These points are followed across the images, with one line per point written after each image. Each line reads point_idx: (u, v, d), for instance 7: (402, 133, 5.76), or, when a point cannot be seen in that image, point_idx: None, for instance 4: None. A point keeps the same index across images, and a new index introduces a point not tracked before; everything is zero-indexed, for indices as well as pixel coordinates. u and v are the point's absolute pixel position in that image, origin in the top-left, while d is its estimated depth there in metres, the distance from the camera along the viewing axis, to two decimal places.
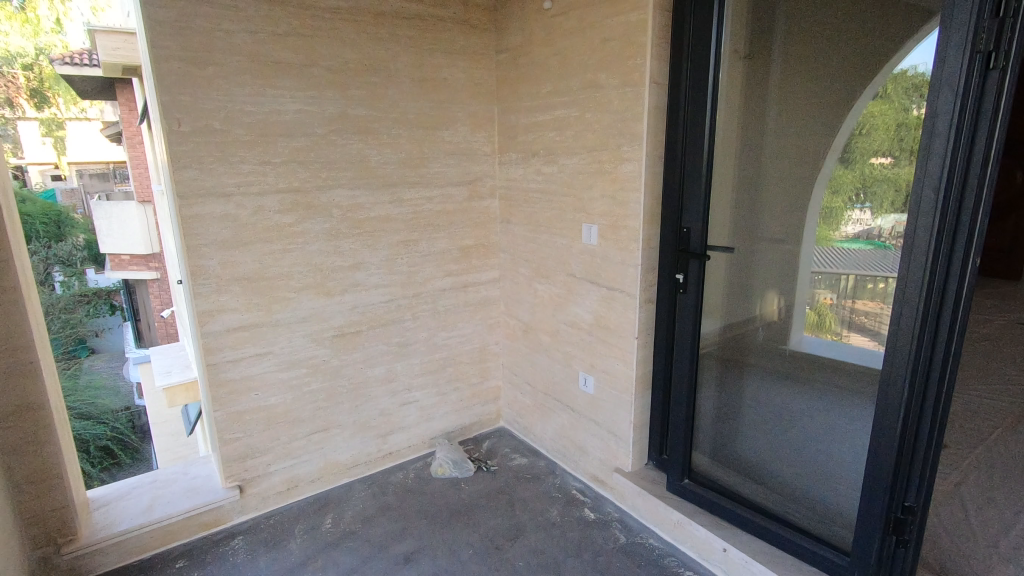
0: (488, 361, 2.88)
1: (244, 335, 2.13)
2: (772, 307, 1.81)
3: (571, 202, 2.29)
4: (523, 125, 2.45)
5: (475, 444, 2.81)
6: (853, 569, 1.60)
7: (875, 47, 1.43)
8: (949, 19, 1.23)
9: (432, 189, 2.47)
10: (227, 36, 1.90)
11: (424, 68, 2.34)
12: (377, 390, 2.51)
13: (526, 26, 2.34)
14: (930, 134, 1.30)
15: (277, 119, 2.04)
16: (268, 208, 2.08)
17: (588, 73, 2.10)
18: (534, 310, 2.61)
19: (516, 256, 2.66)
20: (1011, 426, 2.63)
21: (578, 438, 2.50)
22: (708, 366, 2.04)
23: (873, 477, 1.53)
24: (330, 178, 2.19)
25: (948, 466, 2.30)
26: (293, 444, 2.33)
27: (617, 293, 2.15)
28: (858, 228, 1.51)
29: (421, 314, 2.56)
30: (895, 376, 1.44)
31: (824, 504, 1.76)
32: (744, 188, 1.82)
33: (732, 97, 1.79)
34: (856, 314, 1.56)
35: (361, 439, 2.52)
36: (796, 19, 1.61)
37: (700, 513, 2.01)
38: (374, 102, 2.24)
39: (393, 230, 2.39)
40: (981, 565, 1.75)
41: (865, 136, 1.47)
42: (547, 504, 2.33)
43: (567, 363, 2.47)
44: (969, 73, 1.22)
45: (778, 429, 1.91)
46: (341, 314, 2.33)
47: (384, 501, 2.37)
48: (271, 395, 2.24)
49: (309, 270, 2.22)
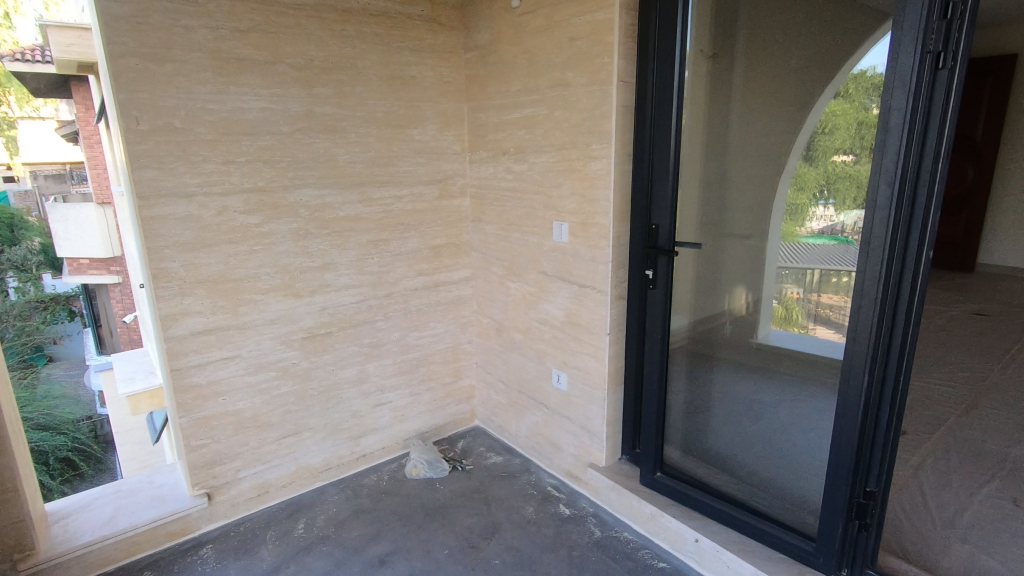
0: (461, 361, 2.87)
1: (209, 339, 2.07)
2: (740, 302, 1.85)
3: (541, 201, 2.29)
4: (493, 124, 2.45)
5: (449, 444, 2.80)
6: (819, 554, 1.65)
7: (835, 47, 1.47)
8: (900, 21, 1.27)
9: (402, 188, 2.45)
10: (186, 33, 1.84)
11: (392, 66, 2.32)
12: (348, 392, 2.48)
13: (494, 24, 2.34)
14: (884, 132, 1.34)
15: (240, 117, 1.99)
16: (233, 208, 2.03)
17: (556, 71, 2.11)
18: (506, 308, 2.62)
19: (487, 255, 2.65)
20: (965, 412, 2.74)
21: (552, 435, 2.51)
22: (678, 361, 2.07)
23: (836, 465, 1.57)
24: (297, 177, 2.15)
25: (907, 452, 2.39)
26: (263, 449, 2.29)
27: (588, 289, 2.16)
28: (822, 223, 1.55)
29: (392, 314, 2.54)
30: (855, 367, 1.49)
31: (791, 493, 1.81)
32: (711, 185, 1.86)
33: (699, 95, 1.82)
34: (821, 307, 1.60)
35: (333, 442, 2.48)
36: (758, 20, 1.65)
37: (673, 505, 2.04)
38: (341, 100, 2.21)
39: (363, 229, 2.36)
40: (938, 545, 1.83)
41: (826, 135, 1.51)
42: (522, 501, 2.34)
43: (540, 360, 2.48)
44: (920, 73, 1.27)
45: (745, 421, 1.96)
46: (311, 316, 2.30)
47: (358, 503, 2.35)
48: (239, 400, 2.19)
49: (277, 271, 2.17)
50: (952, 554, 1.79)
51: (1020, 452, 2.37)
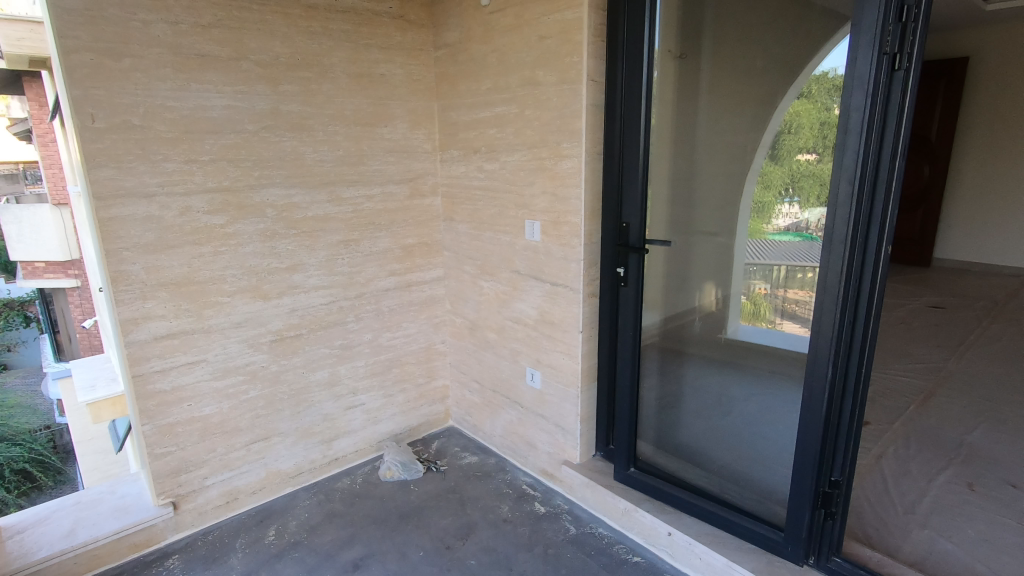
0: (435, 361, 2.85)
1: (173, 344, 2.01)
2: (710, 298, 1.88)
3: (513, 199, 2.29)
4: (464, 122, 2.44)
5: (424, 445, 2.78)
6: (787, 543, 1.69)
7: (798, 48, 1.50)
8: (858, 23, 1.31)
9: (373, 188, 2.42)
10: (144, 27, 1.78)
11: (360, 63, 2.28)
12: (320, 395, 2.44)
13: (463, 22, 2.32)
14: (845, 131, 1.38)
15: (203, 115, 1.94)
16: (196, 208, 1.98)
17: (526, 70, 2.11)
18: (479, 308, 2.61)
19: (460, 254, 2.64)
20: (924, 401, 2.85)
21: (526, 434, 2.51)
22: (650, 357, 2.10)
23: (802, 456, 1.61)
24: (263, 177, 2.10)
25: (869, 440, 2.47)
26: (231, 455, 2.23)
27: (560, 288, 2.17)
28: (788, 220, 1.59)
29: (364, 315, 2.51)
30: (820, 360, 1.53)
31: (760, 484, 1.84)
32: (680, 183, 1.88)
33: (667, 94, 1.84)
34: (788, 302, 1.63)
35: (304, 446, 2.44)
36: (723, 21, 1.68)
37: (646, 500, 2.06)
38: (308, 98, 2.17)
39: (332, 229, 2.32)
40: (900, 530, 1.89)
41: (791, 134, 1.54)
42: (498, 500, 2.34)
43: (514, 359, 2.48)
44: (877, 73, 1.31)
45: (715, 416, 1.99)
46: (279, 318, 2.25)
47: (331, 508, 2.31)
48: (205, 405, 2.13)
49: (243, 273, 2.12)
50: (912, 538, 1.86)
51: (974, 438, 2.48)
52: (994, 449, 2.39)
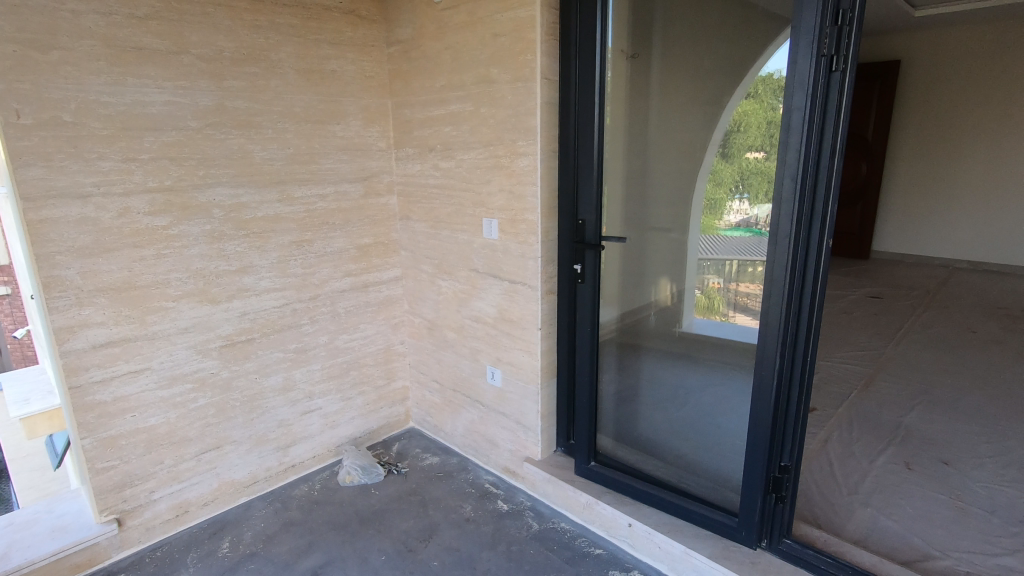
0: (394, 362, 2.80)
1: (114, 352, 1.91)
2: (665, 293, 1.92)
3: (469, 197, 2.28)
4: (418, 120, 2.41)
5: (384, 448, 2.74)
6: (741, 528, 1.75)
7: (743, 49, 1.55)
8: (797, 26, 1.37)
9: (326, 187, 2.36)
10: (74, 17, 1.68)
11: (309, 59, 2.22)
12: (274, 400, 2.36)
13: (416, 19, 2.30)
14: (787, 129, 1.44)
15: (141, 111, 1.84)
16: (136, 208, 1.88)
17: (480, 68, 2.10)
18: (437, 307, 2.59)
19: (417, 253, 2.61)
20: (864, 387, 3.00)
21: (487, 432, 2.51)
22: (608, 352, 2.13)
23: (754, 444, 1.67)
24: (209, 176, 2.02)
25: (816, 425, 2.58)
26: (180, 466, 2.14)
27: (518, 285, 2.18)
28: (738, 217, 1.63)
29: (319, 317, 2.44)
30: (768, 350, 1.58)
31: (714, 473, 1.90)
32: (634, 180, 1.92)
33: (619, 93, 1.88)
34: (740, 295, 1.67)
35: (259, 454, 2.36)
36: (671, 23, 1.73)
37: (607, 493, 2.09)
38: (255, 94, 2.10)
39: (283, 229, 2.26)
40: (845, 510, 1.99)
41: (740, 133, 1.58)
42: (460, 500, 2.33)
43: (474, 358, 2.47)
44: (817, 74, 1.37)
45: (672, 407, 2.03)
46: (229, 323, 2.17)
47: (288, 517, 2.25)
48: (151, 416, 2.04)
49: (189, 276, 2.03)
50: (856, 517, 1.95)
51: (910, 420, 2.63)
52: (928, 429, 2.54)
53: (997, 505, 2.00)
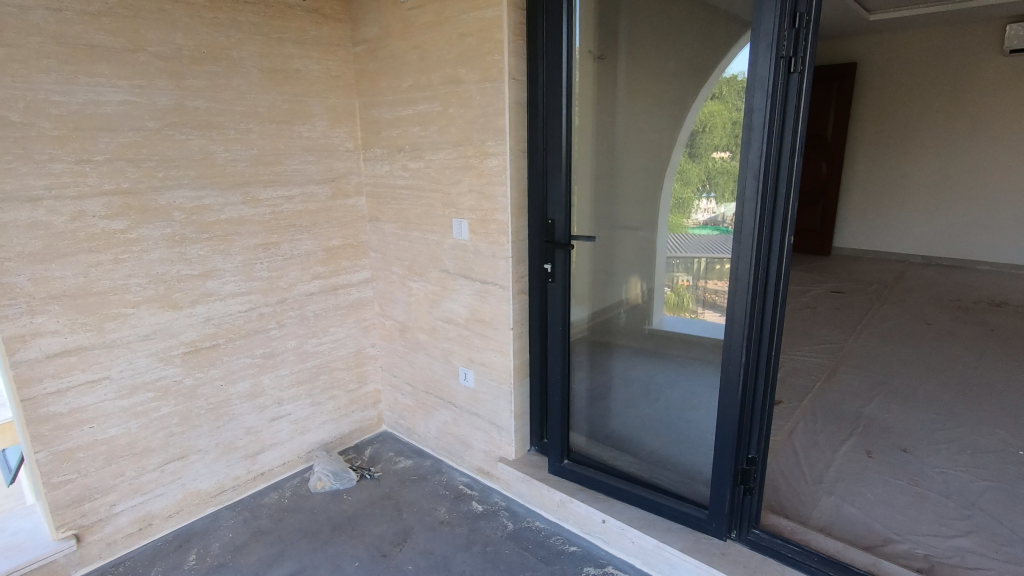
0: (365, 365, 2.77)
1: (69, 361, 1.84)
2: (635, 291, 1.95)
3: (439, 198, 2.27)
4: (386, 120, 2.38)
5: (356, 453, 2.70)
6: (711, 520, 1.78)
7: (705, 51, 1.58)
8: (757, 29, 1.41)
9: (292, 188, 2.31)
10: (21, 13, 1.61)
11: (272, 58, 2.18)
12: (241, 407, 2.31)
13: (382, 18, 2.27)
14: (749, 129, 1.47)
15: (96, 110, 1.78)
16: (92, 212, 1.81)
17: (448, 68, 2.09)
18: (409, 309, 2.56)
19: (387, 255, 2.58)
20: (827, 379, 3.09)
21: (461, 434, 2.50)
22: (580, 351, 2.15)
23: (723, 437, 1.70)
24: (168, 177, 1.96)
25: (782, 417, 2.65)
26: (142, 478, 2.07)
27: (490, 286, 2.18)
28: (706, 216, 1.65)
29: (287, 321, 2.40)
30: (734, 345, 1.62)
31: (685, 467, 1.93)
32: (602, 180, 1.95)
33: (587, 94, 1.90)
34: (709, 292, 1.69)
35: (226, 463, 2.30)
36: (637, 25, 1.76)
37: (581, 490, 2.11)
38: (216, 93, 2.04)
39: (248, 232, 2.21)
40: (810, 498, 2.05)
41: (706, 133, 1.61)
42: (435, 502, 2.31)
43: (446, 359, 2.46)
44: (776, 76, 1.41)
45: (644, 403, 2.06)
46: (193, 328, 2.11)
47: (257, 526, 2.20)
48: (111, 427, 1.96)
49: (149, 281, 1.97)
50: (821, 505, 2.01)
51: (871, 410, 2.72)
52: (888, 419, 2.64)
53: (951, 489, 2.09)
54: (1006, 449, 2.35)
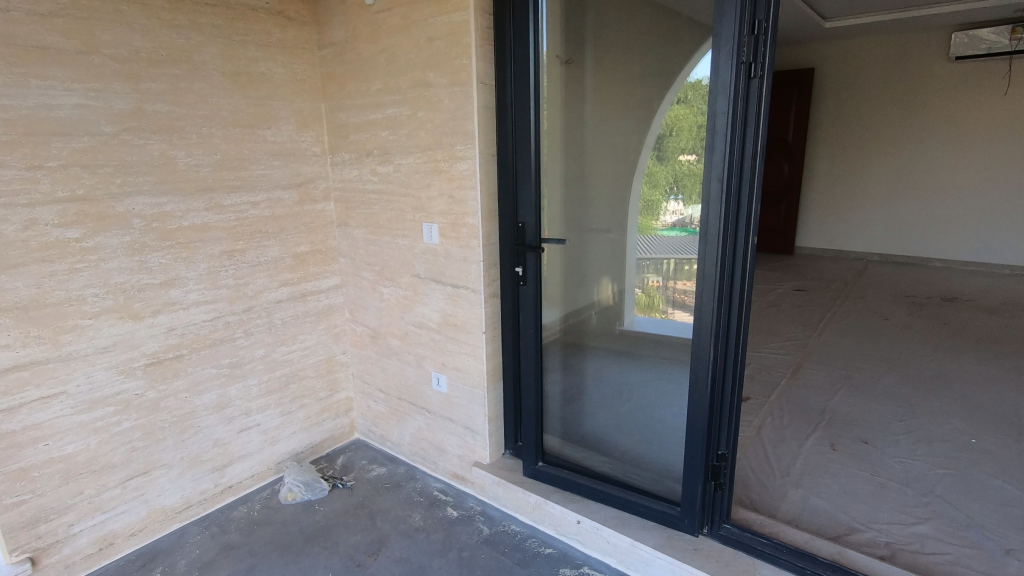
0: (336, 373, 2.72)
1: (22, 376, 1.76)
2: (607, 292, 2.00)
3: (409, 203, 2.25)
4: (354, 124, 2.36)
5: (328, 462, 2.65)
6: (684, 517, 1.81)
7: (669, 57, 1.63)
8: (718, 35, 1.44)
9: (258, 194, 2.27)
10: None
11: (236, 61, 2.13)
12: (208, 419, 2.24)
13: (348, 21, 2.25)
14: (712, 132, 1.51)
15: (48, 115, 1.71)
16: (45, 220, 1.74)
17: (416, 71, 2.08)
18: (380, 315, 2.54)
19: (357, 260, 2.55)
20: (792, 374, 3.18)
21: (435, 439, 2.48)
22: (553, 353, 2.16)
23: (693, 435, 1.73)
24: (127, 184, 1.90)
25: (750, 413, 2.71)
26: (103, 496, 1.99)
27: (461, 290, 2.17)
28: (674, 217, 1.68)
29: (254, 330, 2.34)
30: (703, 343, 1.65)
31: (657, 465, 1.95)
32: (572, 183, 1.98)
33: (556, 97, 1.92)
34: (678, 292, 1.72)
35: (192, 477, 2.24)
36: (604, 31, 1.81)
37: (556, 492, 2.11)
38: (177, 97, 1.99)
39: (213, 239, 2.15)
40: (778, 492, 2.10)
41: (673, 136, 1.65)
42: (409, 510, 2.29)
43: (418, 365, 2.44)
44: (737, 81, 1.45)
45: (616, 403, 2.09)
46: (155, 339, 2.04)
47: (226, 540, 2.14)
48: (69, 443, 1.89)
49: (107, 291, 1.90)
50: (789, 498, 2.07)
51: (834, 404, 2.81)
52: (850, 412, 2.73)
53: (910, 478, 2.17)
54: (960, 438, 2.45)
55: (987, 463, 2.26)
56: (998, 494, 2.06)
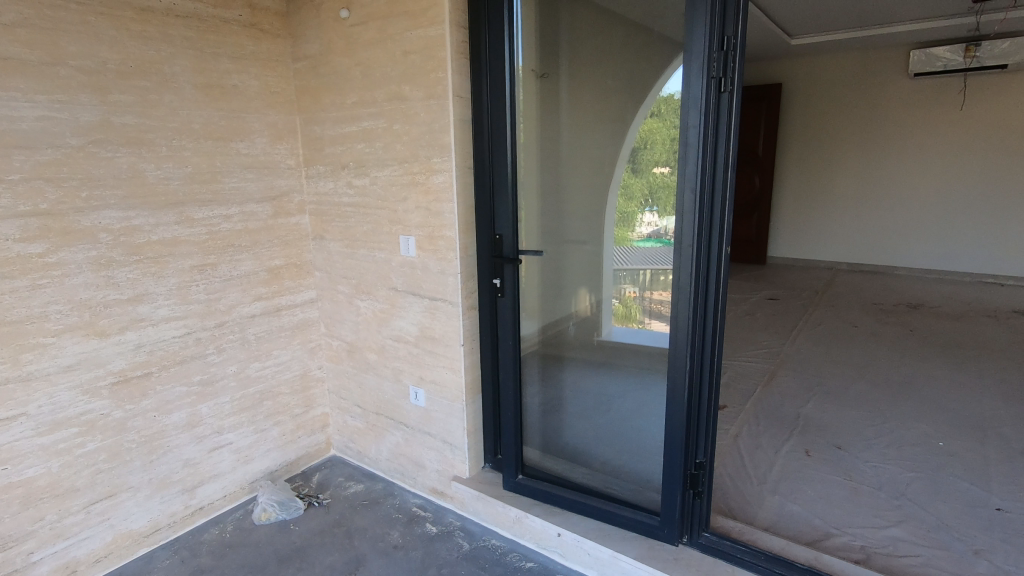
0: (312, 389, 2.67)
1: None
2: (585, 304, 2.02)
3: (386, 215, 2.24)
4: (329, 137, 2.34)
5: (304, 480, 2.59)
6: (664, 526, 1.82)
7: (642, 73, 1.67)
8: (689, 51, 1.48)
9: (230, 207, 2.23)
10: None
11: (207, 73, 2.11)
12: (178, 439, 2.18)
13: (323, 35, 2.24)
14: (685, 144, 1.54)
15: (10, 127, 1.66)
16: (5, 235, 1.68)
17: (392, 85, 2.08)
18: (357, 329, 2.50)
19: (333, 274, 2.52)
20: (767, 382, 3.23)
21: (413, 454, 2.45)
22: (531, 364, 2.16)
23: (671, 444, 1.74)
24: (93, 198, 1.85)
25: (727, 422, 2.75)
26: (65, 522, 1.91)
27: (438, 302, 2.16)
28: (650, 228, 1.70)
29: (227, 346, 2.29)
30: (680, 351, 1.66)
31: (635, 475, 1.96)
32: (549, 195, 2.00)
33: (531, 111, 1.94)
34: (655, 303, 1.73)
35: (161, 499, 2.16)
36: (578, 47, 1.84)
37: (536, 505, 2.10)
38: (147, 109, 1.96)
39: (183, 253, 2.10)
40: (755, 499, 2.12)
41: (647, 149, 1.67)
42: (387, 527, 2.25)
43: (396, 379, 2.41)
44: (708, 95, 1.48)
45: (595, 414, 2.10)
46: (122, 357, 1.98)
47: (197, 564, 2.07)
48: (29, 467, 1.81)
49: (71, 308, 1.84)
50: (766, 505, 2.09)
51: (808, 410, 2.86)
52: (823, 418, 2.78)
53: (882, 482, 2.22)
54: (928, 441, 2.52)
55: (955, 465, 2.33)
56: (966, 496, 2.12)
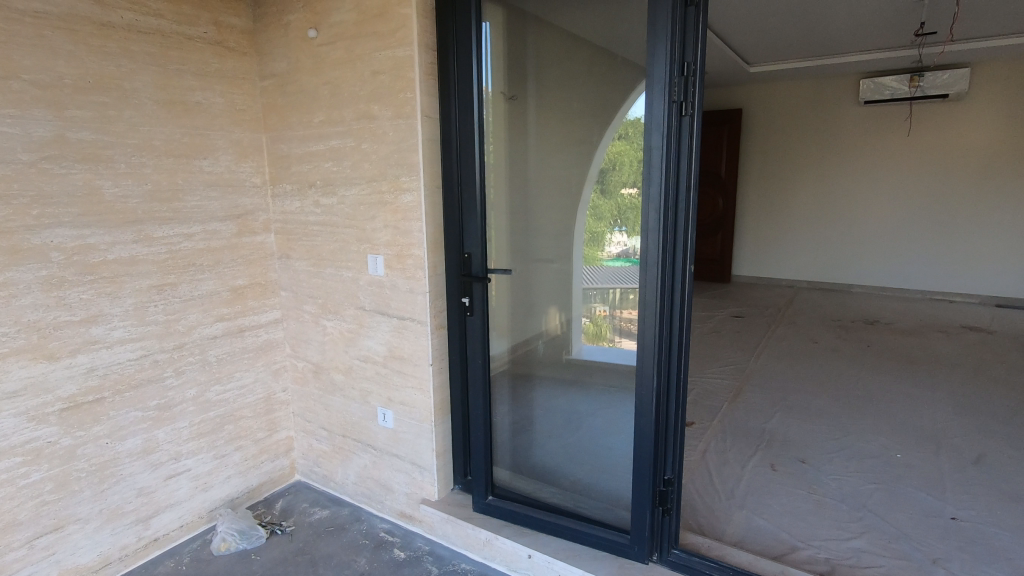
0: (275, 412, 2.60)
1: None
2: (554, 323, 2.05)
3: (354, 234, 2.22)
4: (296, 155, 2.32)
5: (266, 507, 2.50)
6: (634, 544, 1.81)
7: (608, 97, 1.71)
8: (650, 76, 1.53)
9: (191, 225, 2.18)
10: None
11: (170, 89, 2.07)
12: (131, 466, 2.08)
13: (291, 53, 2.24)
14: (648, 165, 1.58)
15: None
16: None
17: (360, 104, 2.09)
18: (323, 349, 2.45)
19: (299, 294, 2.47)
20: (733, 398, 3.29)
21: (381, 477, 2.39)
22: (501, 384, 2.15)
23: (640, 461, 1.75)
24: (45, 215, 1.78)
25: (695, 438, 2.78)
26: (5, 558, 1.79)
27: (407, 321, 2.14)
28: (618, 248, 1.72)
29: (186, 368, 2.21)
30: (647, 367, 1.68)
31: (605, 493, 1.96)
32: (517, 215, 2.02)
33: (500, 131, 1.97)
34: (624, 321, 1.74)
35: (112, 531, 2.05)
36: (545, 70, 1.89)
37: (506, 526, 2.07)
38: (105, 125, 1.91)
39: (141, 273, 2.04)
40: (723, 514, 2.14)
41: (615, 171, 1.70)
42: (354, 553, 2.18)
43: (363, 400, 2.37)
44: (669, 118, 1.53)
45: (564, 433, 2.09)
46: (73, 381, 1.89)
47: None
48: None
49: (19, 329, 1.76)
50: (734, 520, 2.11)
51: (773, 425, 2.92)
52: (787, 432, 2.84)
53: (845, 494, 2.27)
54: (886, 453, 2.59)
55: (911, 476, 2.40)
56: (923, 506, 2.18)
